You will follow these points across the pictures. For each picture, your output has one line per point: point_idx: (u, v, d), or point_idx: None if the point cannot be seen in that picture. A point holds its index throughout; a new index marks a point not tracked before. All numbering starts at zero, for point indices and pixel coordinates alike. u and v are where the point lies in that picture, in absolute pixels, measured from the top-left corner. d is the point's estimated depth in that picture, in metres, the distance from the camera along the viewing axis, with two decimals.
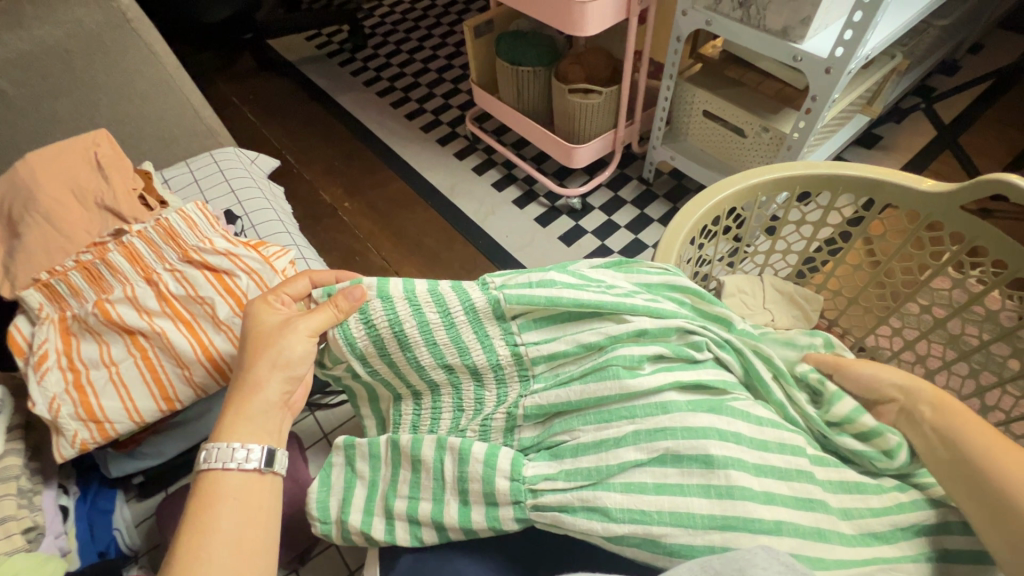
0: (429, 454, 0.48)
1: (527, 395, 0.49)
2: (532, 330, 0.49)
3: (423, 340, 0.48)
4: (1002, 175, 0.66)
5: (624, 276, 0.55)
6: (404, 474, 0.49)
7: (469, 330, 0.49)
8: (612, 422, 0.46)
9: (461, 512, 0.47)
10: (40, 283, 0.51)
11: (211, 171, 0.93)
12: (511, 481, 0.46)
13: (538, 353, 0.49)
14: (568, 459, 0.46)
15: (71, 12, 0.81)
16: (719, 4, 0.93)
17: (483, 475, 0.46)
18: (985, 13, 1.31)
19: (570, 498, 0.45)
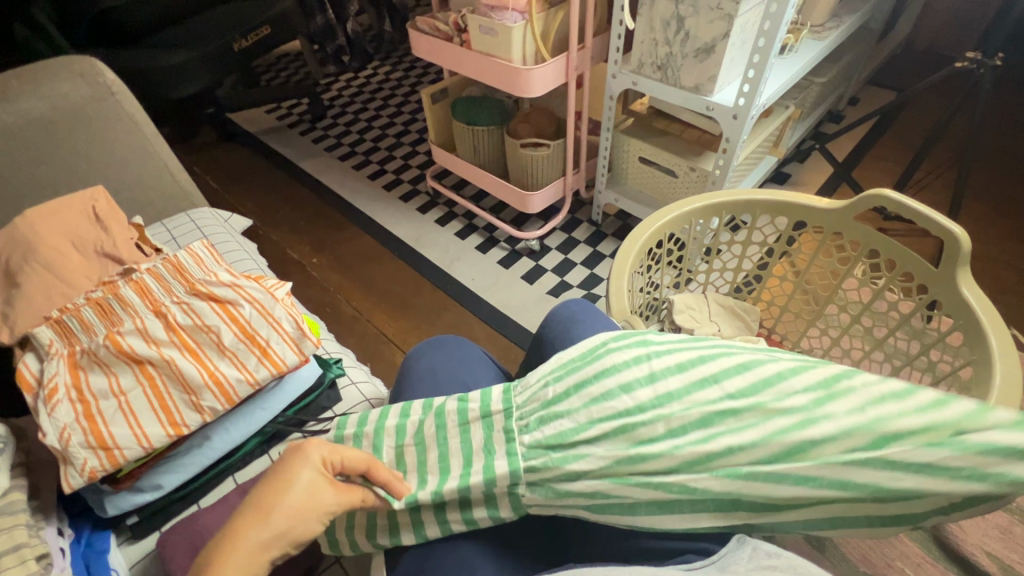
0: (431, 433, 0.53)
1: (517, 396, 0.52)
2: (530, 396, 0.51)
3: (437, 441, 0.52)
4: (880, 192, 0.80)
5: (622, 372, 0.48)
6: (410, 454, 0.53)
7: (480, 434, 0.51)
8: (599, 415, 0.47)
9: (461, 477, 0.49)
10: (52, 320, 0.57)
11: (188, 229, 0.98)
12: (507, 457, 0.48)
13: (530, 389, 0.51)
14: (559, 454, 0.46)
15: (57, 87, 0.87)
16: (642, 68, 1.11)
17: (483, 472, 0.48)
18: (855, 73, 1.59)
19: (565, 486, 0.46)
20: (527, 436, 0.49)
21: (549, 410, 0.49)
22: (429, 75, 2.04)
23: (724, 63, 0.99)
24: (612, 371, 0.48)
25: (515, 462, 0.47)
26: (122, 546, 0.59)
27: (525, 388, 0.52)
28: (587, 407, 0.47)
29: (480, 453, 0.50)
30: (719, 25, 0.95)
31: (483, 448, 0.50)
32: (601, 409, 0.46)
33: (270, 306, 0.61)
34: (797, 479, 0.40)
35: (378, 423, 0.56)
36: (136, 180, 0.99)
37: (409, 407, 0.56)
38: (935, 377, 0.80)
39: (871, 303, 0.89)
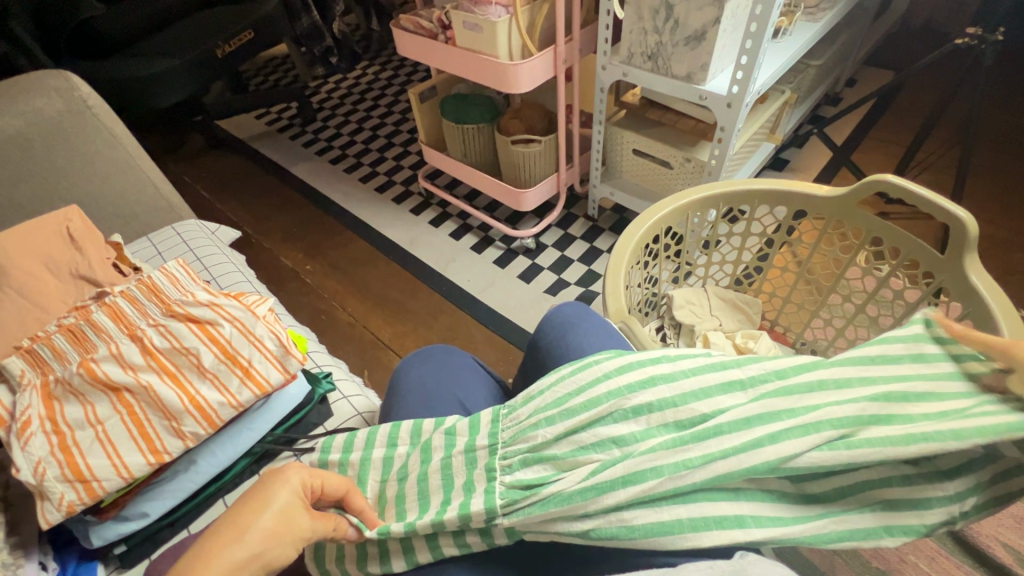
0: (415, 466, 0.51)
1: (504, 430, 0.50)
2: (520, 436, 0.49)
3: (418, 476, 0.51)
4: (880, 177, 0.78)
5: (612, 407, 0.47)
6: (392, 487, 0.52)
7: (462, 473, 0.49)
8: (585, 455, 0.45)
9: (437, 513, 0.47)
10: (22, 350, 0.55)
11: (174, 243, 0.96)
12: (484, 495, 0.46)
13: (520, 428, 0.50)
14: (541, 487, 0.45)
15: (31, 103, 0.85)
16: (631, 59, 1.08)
17: (460, 506, 0.46)
18: (852, 54, 1.55)
19: (552, 514, 0.44)
20: (508, 475, 0.47)
21: (535, 452, 0.47)
22: (418, 73, 2.01)
23: (716, 50, 0.96)
24: (598, 402, 0.48)
25: (491, 499, 0.45)
26: None
27: (517, 423, 0.50)
28: (575, 455, 0.46)
29: (462, 490, 0.48)
30: (709, 11, 0.92)
31: (462, 486, 0.48)
32: (589, 458, 0.45)
33: (250, 325, 0.59)
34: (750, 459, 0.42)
35: (364, 450, 0.54)
36: (118, 195, 0.97)
37: (400, 430, 0.54)
38: None
39: (875, 291, 0.87)
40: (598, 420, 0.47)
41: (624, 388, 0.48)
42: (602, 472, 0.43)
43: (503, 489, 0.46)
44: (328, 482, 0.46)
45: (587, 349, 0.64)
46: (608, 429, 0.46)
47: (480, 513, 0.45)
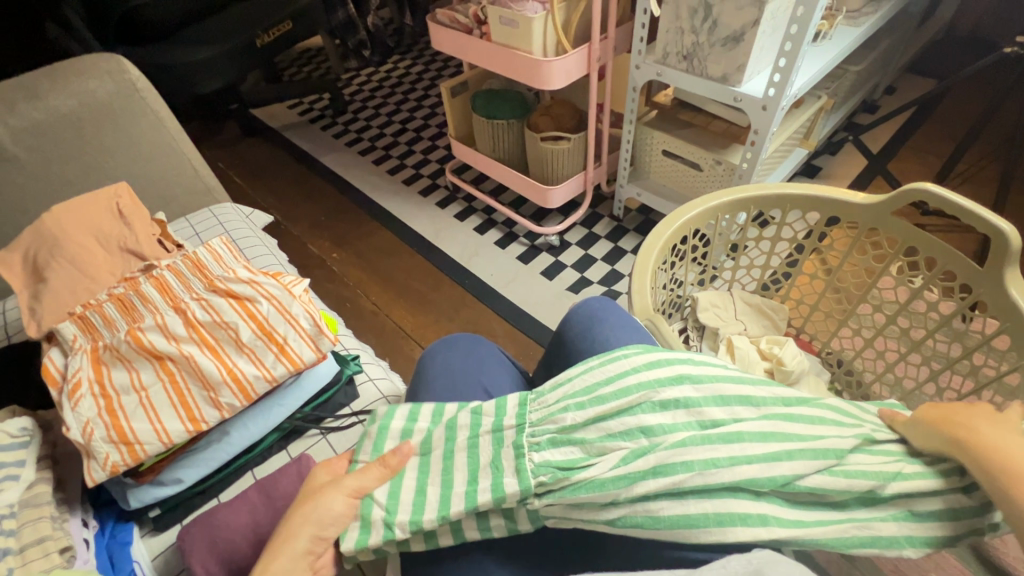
0: (438, 451, 0.51)
1: (533, 412, 0.50)
2: (548, 419, 0.49)
3: (442, 453, 0.51)
4: (919, 185, 0.76)
5: (640, 398, 0.47)
6: (410, 476, 0.50)
7: (488, 451, 0.50)
8: (614, 441, 0.46)
9: (466, 497, 0.47)
10: (76, 316, 0.58)
11: (211, 224, 0.99)
12: (517, 477, 0.46)
13: (547, 411, 0.50)
14: (572, 472, 0.45)
15: (84, 84, 0.89)
16: (667, 58, 1.07)
17: (491, 485, 0.47)
18: (892, 61, 1.52)
19: (581, 499, 0.45)
20: (537, 454, 0.47)
21: (564, 435, 0.48)
22: (449, 69, 2.03)
23: (754, 51, 0.95)
24: (629, 393, 0.48)
25: (525, 480, 0.46)
26: (145, 538, 0.59)
27: (544, 407, 0.50)
28: (602, 441, 0.47)
29: (492, 476, 0.47)
30: (749, 11, 0.91)
31: (489, 466, 0.48)
32: (618, 445, 0.46)
33: (287, 303, 0.61)
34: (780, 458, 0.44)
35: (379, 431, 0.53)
36: (160, 175, 1.01)
37: (420, 410, 0.54)
38: (977, 384, 0.76)
39: (908, 302, 0.85)
40: (628, 411, 0.47)
41: (654, 382, 0.48)
42: (632, 462, 0.44)
43: (535, 469, 0.46)
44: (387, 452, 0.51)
45: (612, 345, 0.64)
46: (636, 419, 0.47)
47: (514, 496, 0.45)
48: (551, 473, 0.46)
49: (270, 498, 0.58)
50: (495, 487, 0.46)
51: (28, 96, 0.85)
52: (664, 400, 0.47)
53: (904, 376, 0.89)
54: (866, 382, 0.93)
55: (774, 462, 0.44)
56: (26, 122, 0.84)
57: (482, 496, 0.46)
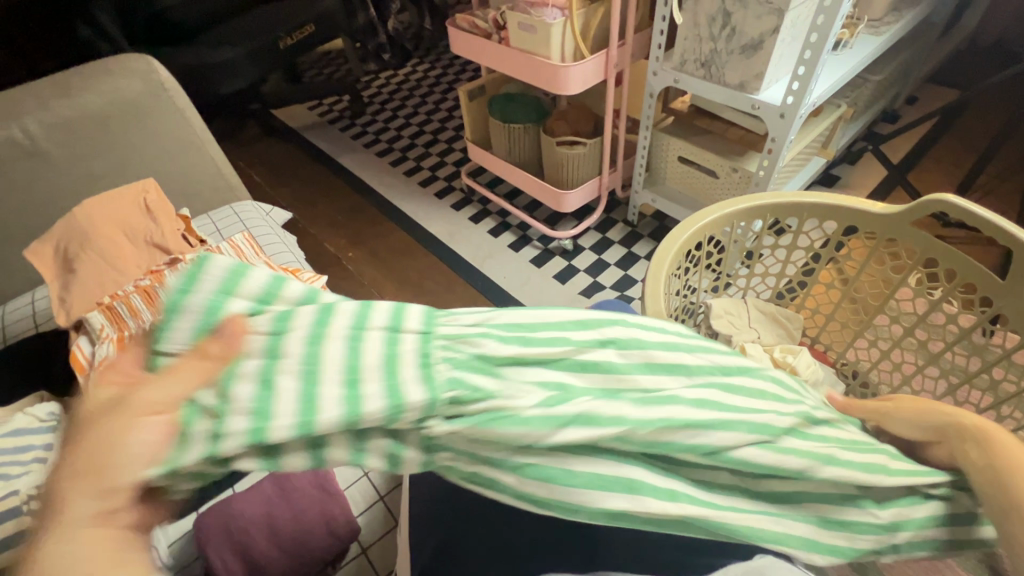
0: (295, 341, 0.35)
1: (444, 324, 0.39)
2: (461, 338, 0.39)
3: (300, 353, 0.35)
4: (939, 195, 0.75)
5: (582, 345, 0.41)
6: (244, 366, 0.34)
7: (377, 350, 0.36)
8: (546, 386, 0.38)
9: (345, 405, 0.33)
10: (103, 307, 0.61)
11: (232, 221, 1.01)
12: (422, 387, 0.35)
13: (468, 331, 0.40)
14: (483, 400, 0.36)
15: (115, 83, 0.91)
16: (684, 65, 1.07)
17: (384, 390, 0.34)
18: (914, 70, 1.50)
19: (492, 434, 0.35)
20: (447, 369, 0.36)
21: (483, 360, 0.38)
22: (467, 73, 2.05)
23: (772, 59, 0.95)
24: (563, 337, 0.41)
25: (432, 394, 0.34)
26: (161, 524, 0.62)
27: (457, 326, 0.40)
28: (534, 381, 0.38)
29: (383, 380, 0.34)
30: (769, 19, 0.91)
31: (381, 366, 0.35)
32: (541, 385, 0.38)
33: None
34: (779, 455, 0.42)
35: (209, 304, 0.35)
36: (184, 172, 1.03)
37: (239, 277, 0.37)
38: (995, 399, 0.75)
39: (926, 315, 0.84)
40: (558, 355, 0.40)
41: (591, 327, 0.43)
42: (561, 406, 0.37)
43: (440, 386, 0.35)
44: (207, 338, 0.34)
45: None
46: (564, 370, 0.40)
47: (415, 413, 0.34)
48: (457, 398, 0.35)
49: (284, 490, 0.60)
50: (393, 392, 0.34)
51: (61, 94, 0.88)
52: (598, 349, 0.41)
53: (921, 389, 0.88)
54: (882, 394, 0.92)
55: (780, 464, 0.42)
56: (59, 119, 0.87)
57: (367, 402, 0.33)
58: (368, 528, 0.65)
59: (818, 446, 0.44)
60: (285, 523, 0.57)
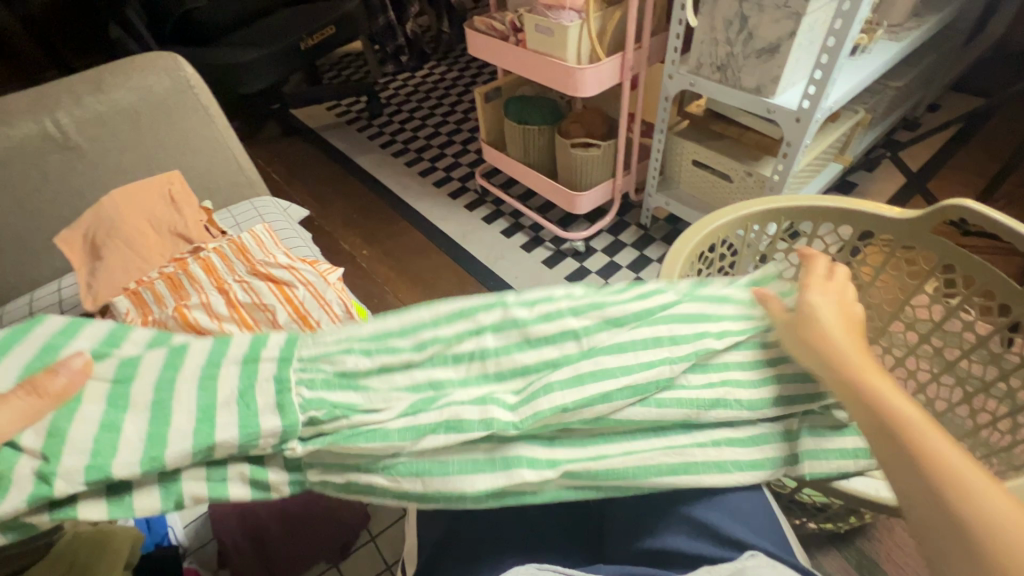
0: (144, 385, 0.40)
1: (303, 347, 0.44)
2: (320, 360, 0.43)
3: (151, 396, 0.40)
4: (957, 201, 0.75)
5: (436, 346, 0.44)
6: (93, 413, 0.38)
7: (234, 381, 0.41)
8: (415, 389, 0.43)
9: (195, 443, 0.38)
10: (129, 291, 0.63)
11: (251, 216, 1.04)
12: (281, 414, 0.39)
13: (324, 351, 0.44)
14: (349, 415, 0.41)
15: (144, 80, 0.95)
16: (700, 69, 1.08)
17: (240, 421, 0.39)
18: (935, 78, 1.48)
19: (360, 447, 0.40)
20: (305, 390, 0.41)
21: (342, 377, 0.42)
22: (484, 75, 2.07)
23: (789, 63, 0.95)
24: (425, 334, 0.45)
25: (288, 417, 0.39)
26: (179, 506, 0.63)
27: (318, 346, 0.44)
28: (397, 389, 0.43)
29: (242, 411, 0.39)
30: (785, 23, 0.91)
31: (236, 400, 0.40)
32: (410, 387, 0.43)
33: (321, 289, 0.65)
34: (648, 406, 0.45)
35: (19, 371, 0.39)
36: (206, 168, 1.06)
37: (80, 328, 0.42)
38: (1010, 408, 0.74)
39: (942, 322, 0.83)
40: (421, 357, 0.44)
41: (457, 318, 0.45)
42: (424, 414, 0.41)
43: (299, 412, 0.40)
44: (40, 376, 0.37)
45: None
46: (431, 374, 0.44)
47: (269, 439, 0.39)
48: (321, 419, 0.40)
49: None
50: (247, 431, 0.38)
51: (93, 89, 0.91)
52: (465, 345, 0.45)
53: (936, 397, 0.87)
54: None
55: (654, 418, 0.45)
56: (90, 113, 0.91)
57: (221, 435, 0.38)
58: (376, 517, 0.66)
59: (704, 390, 0.47)
60: (299, 500, 0.61)
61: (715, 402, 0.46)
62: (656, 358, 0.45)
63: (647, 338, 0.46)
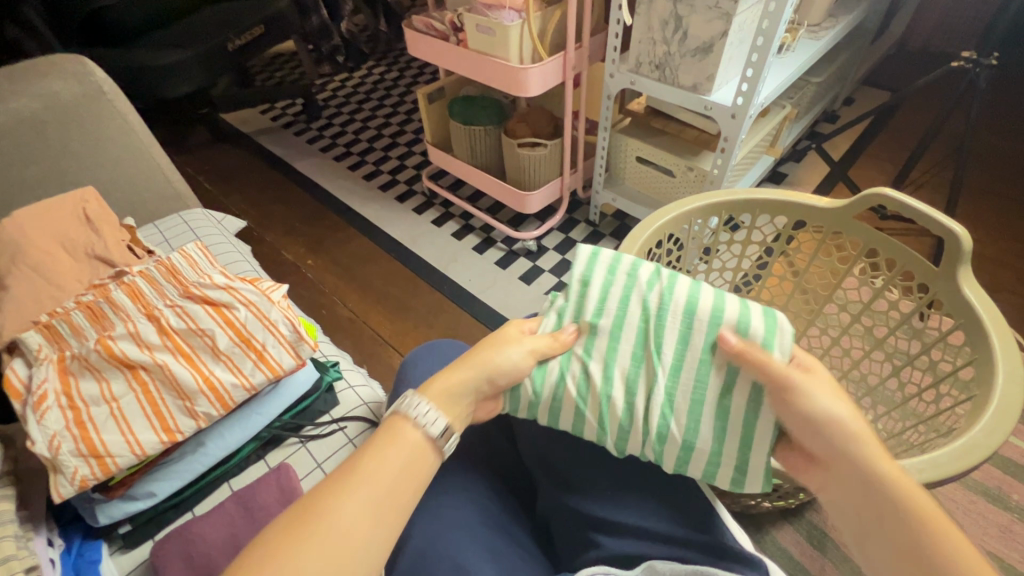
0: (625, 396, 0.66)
1: (597, 387, 0.55)
2: (631, 418, 0.54)
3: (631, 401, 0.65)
4: (876, 189, 0.80)
5: (599, 271, 0.58)
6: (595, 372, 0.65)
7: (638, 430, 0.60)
8: (646, 312, 0.56)
9: (664, 433, 0.53)
10: (41, 325, 0.59)
11: (181, 231, 0.96)
12: (658, 420, 0.53)
13: (592, 348, 0.56)
14: (667, 299, 0.56)
15: (48, 86, 0.86)
16: (639, 67, 1.10)
17: (656, 433, 0.53)
18: (850, 73, 1.59)
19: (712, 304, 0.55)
20: (658, 422, 0.53)
21: (653, 410, 0.54)
22: (425, 75, 2.03)
23: (722, 62, 0.98)
24: (637, 283, 0.57)
25: (664, 406, 0.54)
26: (114, 555, 0.58)
27: (602, 397, 0.55)
28: (631, 321, 0.56)
29: (668, 428, 0.53)
30: (717, 23, 0.95)
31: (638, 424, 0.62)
32: (633, 317, 0.56)
33: (264, 308, 0.63)
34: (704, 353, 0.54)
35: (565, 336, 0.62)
36: (128, 180, 0.98)
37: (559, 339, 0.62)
38: (934, 378, 0.79)
39: (871, 302, 0.89)
40: (645, 328, 0.56)
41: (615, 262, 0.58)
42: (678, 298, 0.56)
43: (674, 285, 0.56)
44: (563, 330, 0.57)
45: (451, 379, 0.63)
46: (630, 304, 0.57)
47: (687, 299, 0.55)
48: (662, 294, 0.56)
49: (248, 509, 0.57)
50: (665, 409, 0.53)
51: None
52: (582, 264, 0.59)
53: (869, 371, 0.93)
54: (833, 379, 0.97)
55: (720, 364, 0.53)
56: None
57: (669, 423, 0.53)
58: None
59: (661, 393, 0.54)
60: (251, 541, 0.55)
61: (675, 399, 0.54)
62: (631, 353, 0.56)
63: (606, 356, 0.56)
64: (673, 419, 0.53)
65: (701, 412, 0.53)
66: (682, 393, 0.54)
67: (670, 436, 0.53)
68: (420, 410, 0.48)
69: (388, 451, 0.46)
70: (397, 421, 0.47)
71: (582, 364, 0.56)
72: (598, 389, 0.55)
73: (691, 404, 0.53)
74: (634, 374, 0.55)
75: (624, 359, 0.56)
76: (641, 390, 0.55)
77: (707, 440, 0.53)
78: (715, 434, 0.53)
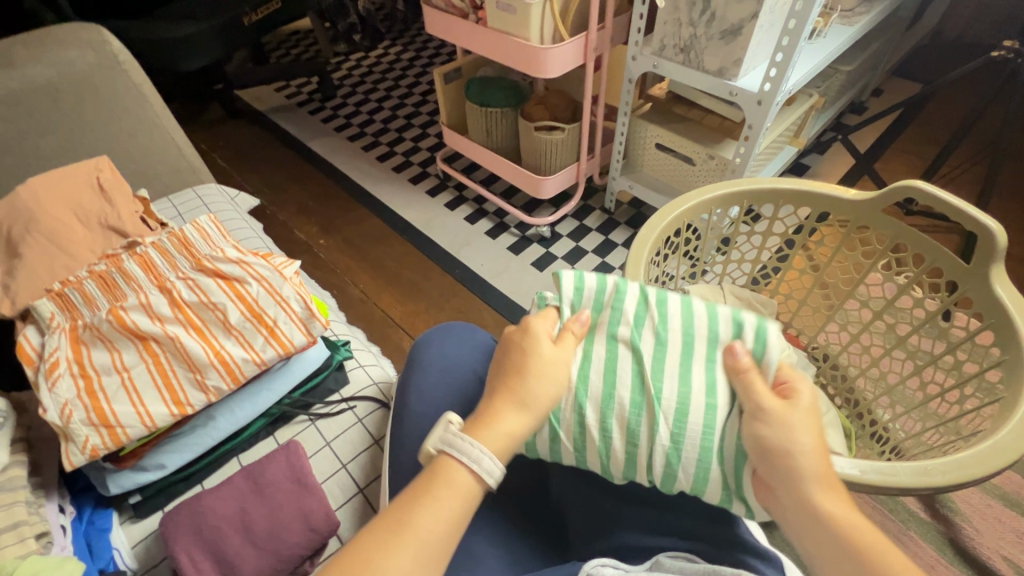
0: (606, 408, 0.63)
1: (598, 425, 0.51)
2: (635, 459, 0.51)
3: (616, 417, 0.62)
4: (906, 182, 0.77)
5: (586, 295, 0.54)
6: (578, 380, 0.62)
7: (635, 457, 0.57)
8: (641, 335, 0.53)
9: (673, 473, 0.50)
10: (54, 293, 0.59)
11: (194, 205, 0.96)
12: (664, 461, 0.50)
13: (590, 381, 0.52)
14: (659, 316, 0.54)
15: (63, 54, 0.84)
16: (663, 50, 1.07)
17: (665, 474, 0.50)
18: (881, 62, 1.54)
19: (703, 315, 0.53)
20: (664, 463, 0.50)
21: (658, 450, 0.50)
22: (441, 56, 1.99)
23: (751, 46, 0.95)
24: (624, 313, 0.54)
25: (671, 443, 0.50)
26: (125, 525, 0.58)
27: (604, 437, 0.51)
28: (626, 347, 0.53)
29: (678, 468, 0.50)
30: (748, 5, 0.91)
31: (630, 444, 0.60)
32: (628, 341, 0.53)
33: (277, 284, 0.62)
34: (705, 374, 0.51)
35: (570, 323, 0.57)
36: (142, 153, 0.97)
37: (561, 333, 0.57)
38: (957, 379, 0.77)
39: (894, 299, 0.86)
40: (642, 354, 0.52)
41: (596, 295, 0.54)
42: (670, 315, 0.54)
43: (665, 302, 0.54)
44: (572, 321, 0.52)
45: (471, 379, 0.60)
46: (624, 329, 0.54)
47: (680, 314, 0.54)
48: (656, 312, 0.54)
49: (257, 484, 0.57)
50: (672, 448, 0.50)
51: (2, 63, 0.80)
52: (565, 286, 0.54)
53: (888, 369, 0.91)
54: (851, 376, 0.94)
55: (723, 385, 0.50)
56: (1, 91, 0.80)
57: (677, 464, 0.50)
58: None
59: (665, 430, 0.50)
60: (259, 517, 0.55)
61: (681, 436, 0.50)
62: (632, 382, 0.52)
63: (604, 390, 0.52)
64: (682, 462, 0.50)
65: (709, 448, 0.49)
66: (686, 428, 0.50)
67: (677, 483, 0.50)
68: (467, 449, 0.43)
69: (434, 501, 0.42)
70: (443, 464, 0.43)
71: (580, 401, 0.52)
72: (595, 439, 0.51)
73: (697, 440, 0.50)
74: (636, 407, 0.51)
75: (623, 392, 0.52)
76: (644, 427, 0.51)
77: (716, 477, 0.49)
78: (728, 473, 0.49)
